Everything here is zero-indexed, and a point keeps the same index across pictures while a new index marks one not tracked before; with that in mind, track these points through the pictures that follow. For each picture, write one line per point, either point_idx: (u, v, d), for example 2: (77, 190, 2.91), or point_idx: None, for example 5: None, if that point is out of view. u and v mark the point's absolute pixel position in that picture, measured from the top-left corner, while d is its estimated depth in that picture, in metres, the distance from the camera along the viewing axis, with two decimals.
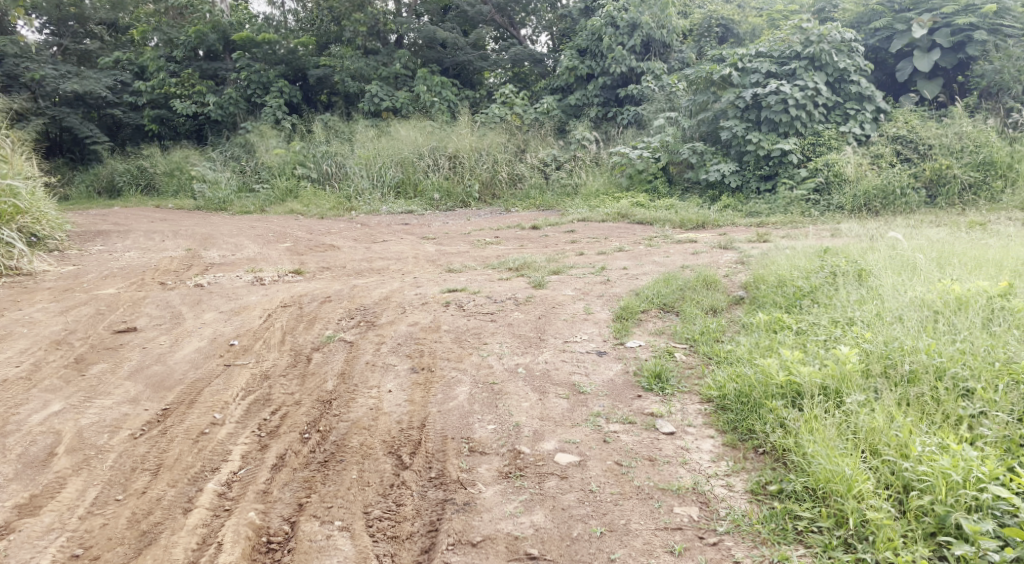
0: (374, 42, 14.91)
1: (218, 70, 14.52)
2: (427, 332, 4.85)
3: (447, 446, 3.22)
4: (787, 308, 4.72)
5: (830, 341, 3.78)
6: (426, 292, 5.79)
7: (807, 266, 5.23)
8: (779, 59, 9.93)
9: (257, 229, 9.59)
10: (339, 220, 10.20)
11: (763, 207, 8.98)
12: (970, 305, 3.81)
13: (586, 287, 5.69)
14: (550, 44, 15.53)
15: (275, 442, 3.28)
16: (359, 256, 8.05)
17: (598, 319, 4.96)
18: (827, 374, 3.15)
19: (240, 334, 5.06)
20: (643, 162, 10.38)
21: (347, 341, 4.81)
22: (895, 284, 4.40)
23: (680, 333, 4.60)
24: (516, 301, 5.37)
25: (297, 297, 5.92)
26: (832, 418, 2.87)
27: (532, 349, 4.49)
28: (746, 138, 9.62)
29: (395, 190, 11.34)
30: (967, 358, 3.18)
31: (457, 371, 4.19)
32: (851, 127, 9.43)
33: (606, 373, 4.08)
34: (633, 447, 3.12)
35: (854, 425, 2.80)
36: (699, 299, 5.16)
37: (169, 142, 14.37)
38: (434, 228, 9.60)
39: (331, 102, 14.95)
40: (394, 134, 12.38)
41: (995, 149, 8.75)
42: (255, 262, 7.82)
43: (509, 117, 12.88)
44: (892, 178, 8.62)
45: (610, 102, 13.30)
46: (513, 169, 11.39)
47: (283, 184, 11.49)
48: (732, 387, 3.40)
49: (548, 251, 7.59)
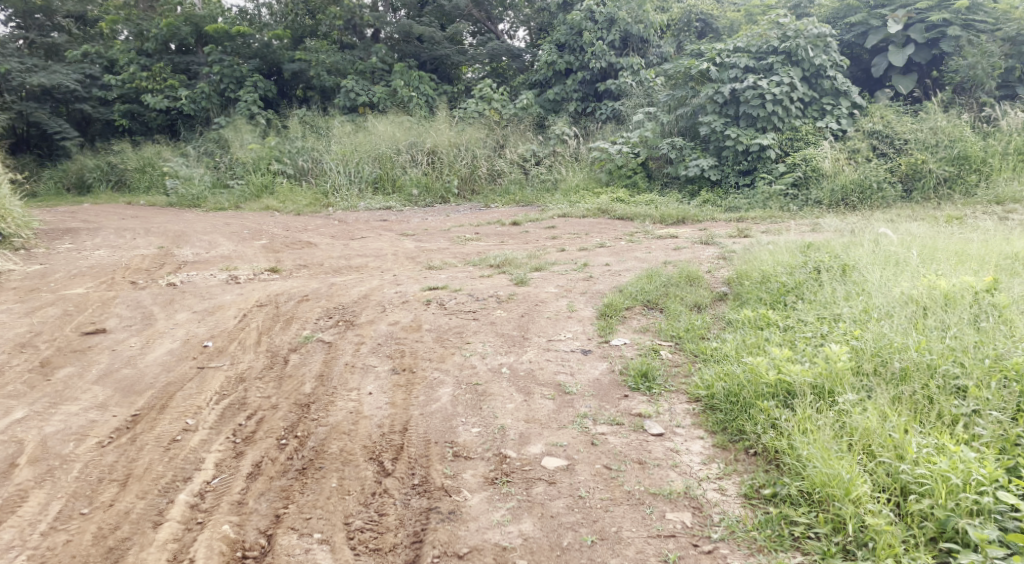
0: (350, 37, 14.77)
1: (190, 64, 14.40)
2: (407, 332, 4.74)
3: (430, 450, 3.11)
4: (771, 304, 4.66)
5: (818, 339, 3.72)
6: (406, 290, 5.67)
7: (791, 262, 5.17)
8: (756, 54, 9.87)
9: (231, 226, 9.39)
10: (316, 217, 10.02)
11: (742, 202, 8.96)
12: (956, 300, 3.76)
13: (569, 284, 5.60)
14: (528, 39, 15.42)
15: (251, 449, 3.15)
16: (337, 253, 7.89)
17: (581, 317, 4.88)
18: (818, 372, 3.09)
19: (214, 335, 4.91)
20: (623, 157, 10.33)
21: (325, 342, 4.68)
22: (880, 280, 4.35)
23: (665, 330, 4.53)
24: (498, 299, 5.27)
25: (273, 296, 5.77)
26: (825, 418, 2.81)
27: (516, 349, 4.39)
28: (724, 133, 9.59)
29: (373, 186, 11.18)
30: (959, 355, 3.12)
31: (439, 372, 4.08)
32: (828, 122, 9.45)
33: (591, 372, 3.99)
34: (622, 449, 3.04)
35: (849, 426, 2.74)
36: (683, 296, 5.09)
37: (140, 137, 14.04)
38: (413, 225, 9.47)
39: (307, 97, 14.72)
40: (371, 129, 12.21)
41: (969, 144, 8.73)
42: (230, 260, 7.65)
43: (487, 112, 12.76)
44: (870, 172, 8.64)
45: (589, 97, 13.20)
46: (492, 165, 11.29)
47: (258, 180, 11.27)
48: (721, 386, 3.33)
49: (530, 247, 7.50)
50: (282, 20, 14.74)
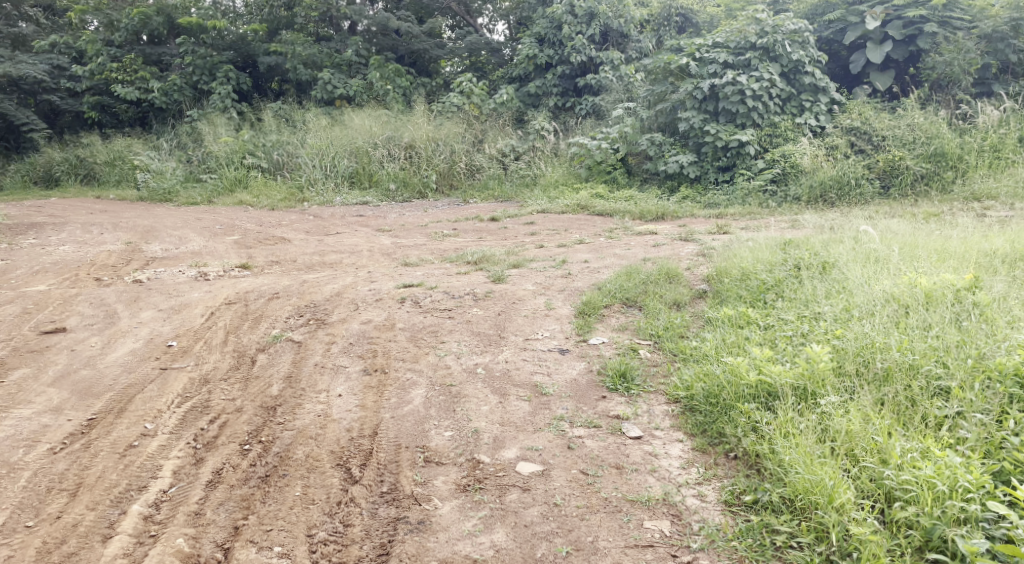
0: (327, 29, 14.56)
1: (162, 55, 13.95)
2: (380, 331, 4.61)
3: (400, 456, 3.00)
4: (751, 302, 4.60)
5: (798, 339, 3.66)
6: (380, 287, 5.53)
7: (770, 259, 5.11)
8: (735, 50, 9.81)
9: (203, 221, 9.17)
10: (290, 212, 9.83)
11: (721, 199, 8.91)
12: (938, 299, 3.71)
13: (547, 282, 5.50)
14: (507, 33, 15.29)
15: (211, 455, 3.02)
16: (311, 249, 7.73)
17: (559, 315, 4.78)
18: (799, 373, 3.01)
19: (179, 335, 4.75)
20: (602, 152, 10.24)
21: (295, 341, 4.54)
22: (860, 278, 4.30)
23: (644, 329, 4.44)
24: (475, 296, 5.16)
25: (242, 294, 5.61)
26: (807, 421, 2.73)
27: (492, 348, 4.28)
28: (703, 130, 9.55)
29: (349, 181, 11.00)
30: (941, 355, 3.06)
31: (412, 372, 3.96)
32: (807, 118, 9.44)
33: (568, 373, 3.90)
34: (599, 453, 2.94)
35: (831, 429, 2.66)
36: (662, 293, 5.01)
37: (111, 130, 13.70)
38: (390, 220, 9.31)
39: (283, 90, 14.46)
40: (347, 123, 12.02)
41: (946, 141, 8.75)
42: (200, 255, 7.46)
43: (466, 106, 12.61)
44: (848, 169, 8.63)
45: (569, 92, 13.11)
46: (471, 160, 11.16)
47: (231, 174, 11.04)
48: (700, 387, 3.25)
49: (508, 243, 7.38)
50: (257, 11, 14.35)
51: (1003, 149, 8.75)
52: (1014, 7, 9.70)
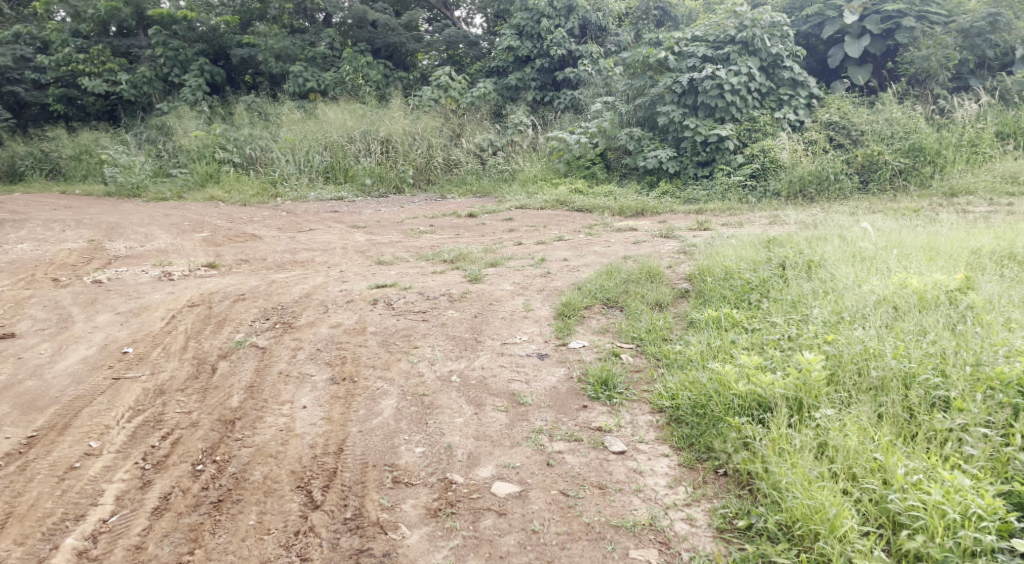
0: (301, 21, 14.22)
1: (131, 47, 13.59)
2: (351, 335, 4.38)
3: (367, 476, 2.78)
4: (735, 303, 4.43)
5: (787, 344, 3.48)
6: (352, 288, 5.29)
7: (754, 258, 4.95)
8: (714, 43, 9.71)
9: (171, 217, 8.85)
10: (262, 208, 9.54)
11: (701, 194, 8.77)
12: (930, 303, 3.54)
13: (525, 281, 5.29)
14: (484, 26, 15.04)
15: (159, 478, 2.80)
16: (282, 247, 7.46)
17: (538, 317, 4.58)
18: (791, 383, 2.84)
19: (136, 340, 4.50)
20: (581, 147, 10.06)
21: (259, 347, 4.30)
22: (849, 279, 4.13)
23: (626, 332, 4.26)
24: (451, 298, 4.94)
25: (207, 295, 5.35)
26: (802, 437, 2.56)
27: (467, 353, 4.08)
28: (683, 124, 9.42)
29: (324, 176, 10.71)
30: (939, 362, 2.88)
31: (383, 381, 3.74)
32: (786, 113, 9.33)
33: (548, 380, 3.70)
34: (580, 471, 2.75)
35: (829, 447, 2.50)
36: (644, 293, 4.83)
37: (77, 123, 13.24)
38: (365, 216, 9.05)
39: (256, 82, 14.10)
40: (321, 117, 11.72)
41: (925, 135, 8.66)
42: (166, 254, 7.16)
43: (443, 100, 12.37)
44: (827, 163, 8.50)
45: (548, 86, 12.88)
46: (448, 155, 10.94)
47: (202, 168, 10.71)
48: (687, 397, 3.07)
49: (486, 241, 7.17)
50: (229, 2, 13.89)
51: (980, 144, 8.69)
52: (991, 2, 9.59)
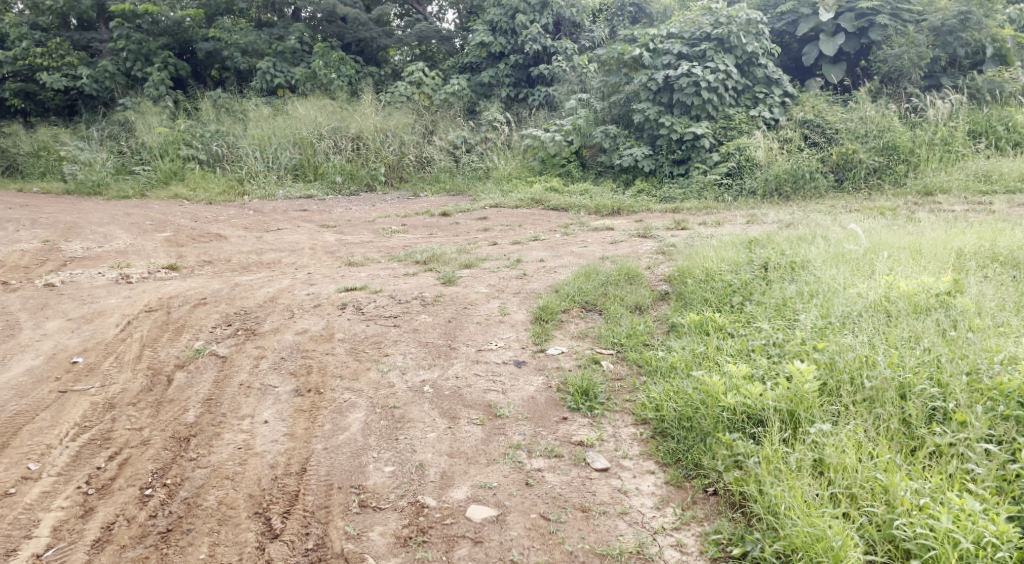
0: (269, 15, 13.85)
1: (92, 41, 13.15)
2: (317, 343, 4.15)
3: (332, 500, 2.61)
4: (717, 306, 4.28)
5: (774, 351, 3.34)
6: (319, 291, 5.06)
7: (735, 259, 4.81)
8: (690, 40, 9.61)
9: (132, 216, 8.51)
10: (228, 206, 9.23)
11: (677, 192, 8.66)
12: (918, 308, 3.41)
13: (501, 284, 5.10)
14: (457, 21, 14.79)
15: (103, 505, 2.61)
16: (247, 248, 7.18)
17: (514, 322, 4.39)
18: (783, 395, 2.69)
19: (87, 349, 4.23)
20: (555, 145, 9.88)
21: (219, 356, 4.06)
22: (833, 283, 4.01)
23: (606, 337, 4.10)
24: (423, 301, 4.73)
25: (166, 299, 5.08)
26: (798, 456, 2.42)
27: (441, 361, 3.88)
28: (658, 122, 9.29)
29: (293, 173, 10.42)
30: (935, 371, 2.74)
31: (350, 392, 3.53)
32: (761, 110, 9.25)
33: (525, 390, 3.51)
34: (562, 492, 2.58)
35: (828, 467, 2.37)
36: (623, 296, 4.67)
37: (35, 118, 12.74)
38: (335, 215, 8.80)
39: (223, 78, 13.71)
40: (291, 113, 11.40)
41: (898, 134, 8.62)
42: (125, 255, 6.85)
43: (416, 96, 12.12)
44: (802, 162, 8.42)
45: (522, 83, 12.69)
46: (421, 152, 10.71)
47: (166, 166, 10.36)
48: (673, 409, 2.92)
49: (459, 241, 6.97)
50: None
51: (953, 143, 8.66)
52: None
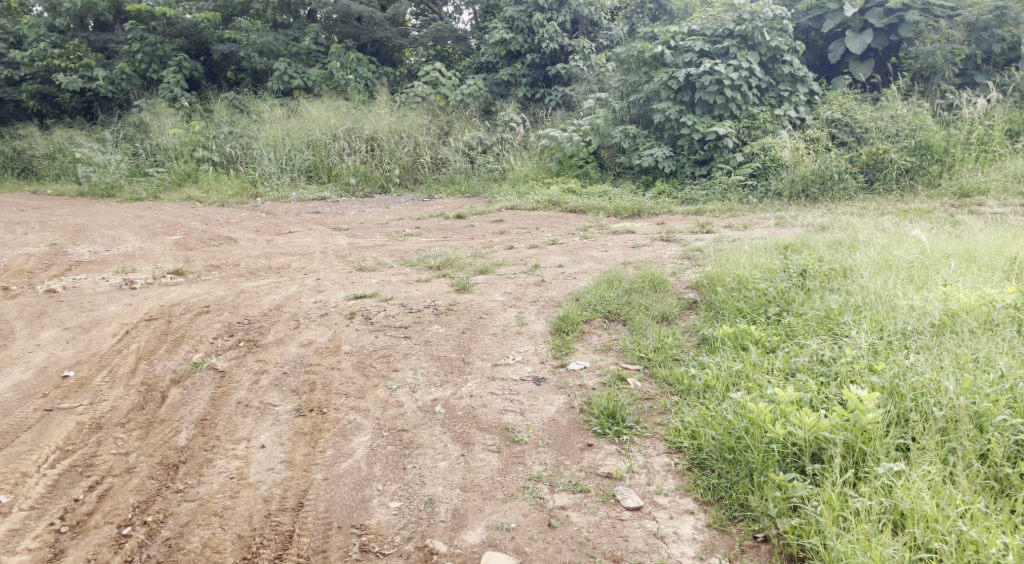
0: (285, 16, 13.64)
1: (108, 42, 12.89)
2: (323, 356, 3.88)
3: (330, 542, 2.44)
4: (753, 318, 3.97)
5: (822, 370, 3.05)
6: (328, 299, 4.78)
7: (769, 266, 4.47)
8: (712, 38, 9.27)
9: (143, 219, 8.30)
10: (241, 209, 9.01)
11: (700, 194, 8.33)
12: (985, 324, 3.11)
13: (518, 291, 4.81)
14: (473, 21, 14.53)
15: (76, 547, 2.45)
16: (256, 252, 6.93)
17: (533, 333, 4.09)
18: (841, 424, 2.41)
19: (81, 361, 3.98)
20: (573, 145, 9.60)
21: (218, 370, 3.80)
22: (880, 295, 3.70)
23: (632, 350, 3.79)
24: (436, 310, 4.43)
25: (167, 307, 4.82)
26: (870, 505, 2.16)
27: (454, 378, 3.59)
28: (679, 121, 8.95)
29: (307, 175, 10.19)
30: (1014, 399, 2.45)
31: (356, 413, 3.27)
32: (786, 110, 8.90)
33: (545, 411, 3.23)
34: (589, 536, 2.38)
35: (907, 520, 2.11)
36: (648, 305, 4.35)
37: (51, 120, 12.60)
38: (348, 218, 8.55)
39: (238, 79, 13.51)
40: (305, 113, 11.17)
41: (931, 133, 8.20)
42: (131, 259, 6.62)
43: (432, 96, 11.86)
44: (830, 162, 8.04)
45: (539, 82, 12.39)
46: (436, 153, 10.47)
47: (180, 167, 10.16)
48: (713, 438, 2.65)
49: (474, 244, 6.67)
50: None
51: (989, 142, 8.24)
52: None
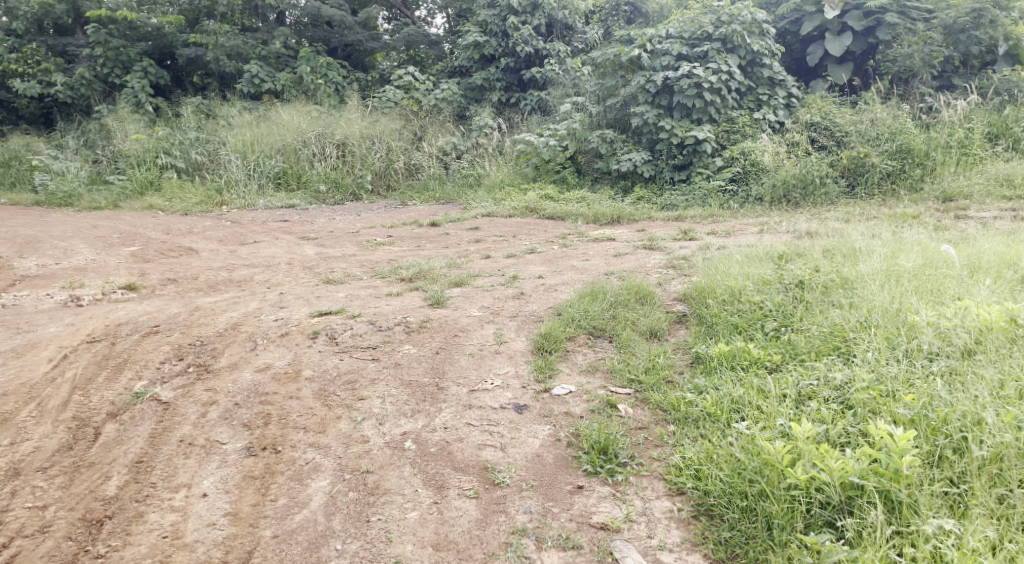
0: (253, 21, 13.19)
1: (67, 46, 12.35)
2: (280, 383, 3.47)
3: None
4: (749, 334, 3.65)
5: (835, 396, 2.79)
6: (290, 316, 4.38)
7: (763, 276, 4.16)
8: (690, 40, 8.99)
9: (99, 229, 7.81)
10: (205, 217, 8.56)
11: (680, 199, 8.06)
12: (1011, 341, 2.89)
13: (496, 305, 4.46)
14: (446, 25, 14.18)
15: None
16: (218, 264, 6.48)
17: (512, 352, 3.74)
18: (872, 468, 2.22)
19: (6, 393, 3.52)
20: (550, 150, 9.25)
21: (161, 402, 3.37)
22: (889, 307, 3.43)
23: (621, 372, 3.45)
24: (407, 328, 4.06)
25: (113, 327, 4.37)
26: None
27: (426, 406, 3.23)
28: (657, 125, 8.66)
29: (275, 182, 9.73)
30: None
31: (315, 451, 2.91)
32: (765, 113, 8.66)
33: (529, 445, 2.90)
34: None
35: None
36: (635, 320, 4.02)
37: (7, 126, 11.96)
38: (317, 226, 8.14)
39: (205, 84, 12.98)
40: (274, 118, 10.76)
41: (911, 137, 7.97)
42: (83, 273, 6.14)
43: (404, 101, 11.50)
44: (811, 167, 7.80)
45: (513, 87, 12.07)
46: (409, 159, 10.11)
47: (141, 175, 9.65)
48: (721, 481, 2.44)
49: (449, 254, 6.32)
50: None
51: (971, 145, 7.99)
52: None
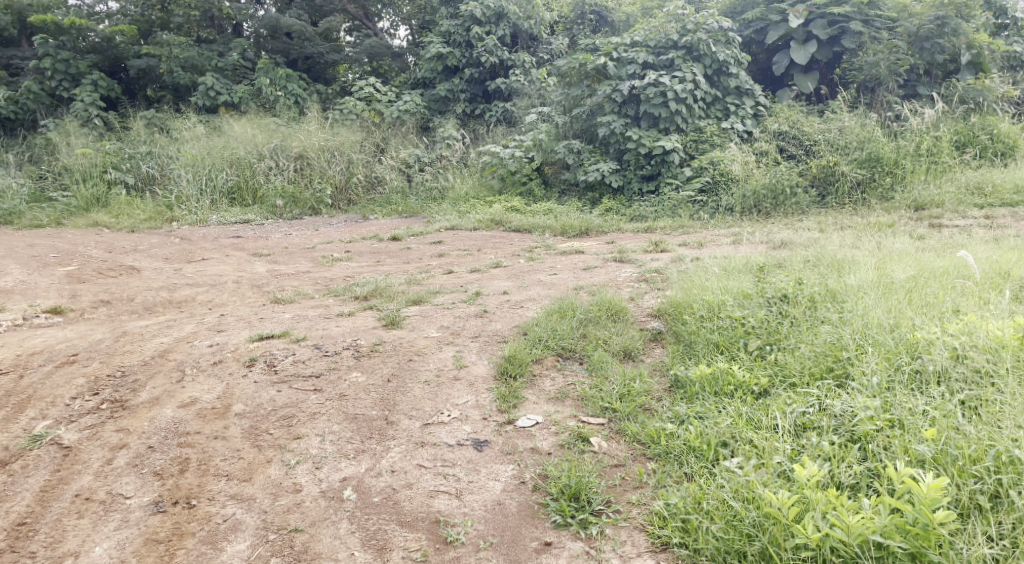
0: (209, 32, 12.58)
1: (12, 58, 11.57)
2: (205, 420, 3.00)
3: None
4: (731, 355, 3.28)
5: (835, 426, 2.47)
6: (227, 339, 3.87)
7: (741, 290, 3.81)
8: (656, 49, 8.71)
9: (34, 247, 7.19)
10: (152, 234, 8.02)
11: (649, 210, 7.74)
12: None
13: (457, 324, 4.04)
14: (409, 38, 13.82)
15: None
16: (159, 283, 5.96)
17: (473, 378, 3.32)
18: (896, 524, 1.95)
19: None
20: (515, 162, 8.91)
21: (62, 446, 2.90)
22: (885, 323, 3.09)
23: (593, 399, 3.06)
24: (356, 352, 3.61)
25: (24, 356, 3.80)
26: None
27: (372, 445, 2.81)
28: (625, 135, 8.36)
29: (229, 197, 9.22)
30: None
31: (235, 506, 2.53)
32: (733, 123, 8.40)
33: (490, 492, 2.52)
34: None
35: None
36: (608, 339, 3.64)
37: None
38: (271, 242, 7.65)
39: (159, 98, 12.31)
40: (228, 131, 10.22)
41: (880, 145, 7.71)
42: (9, 295, 5.54)
43: (366, 113, 11.06)
44: (781, 176, 7.54)
45: (478, 98, 11.71)
46: (370, 171, 9.73)
47: (87, 191, 8.99)
48: (715, 537, 2.15)
49: (409, 269, 5.89)
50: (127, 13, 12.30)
51: (939, 153, 7.78)
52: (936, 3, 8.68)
